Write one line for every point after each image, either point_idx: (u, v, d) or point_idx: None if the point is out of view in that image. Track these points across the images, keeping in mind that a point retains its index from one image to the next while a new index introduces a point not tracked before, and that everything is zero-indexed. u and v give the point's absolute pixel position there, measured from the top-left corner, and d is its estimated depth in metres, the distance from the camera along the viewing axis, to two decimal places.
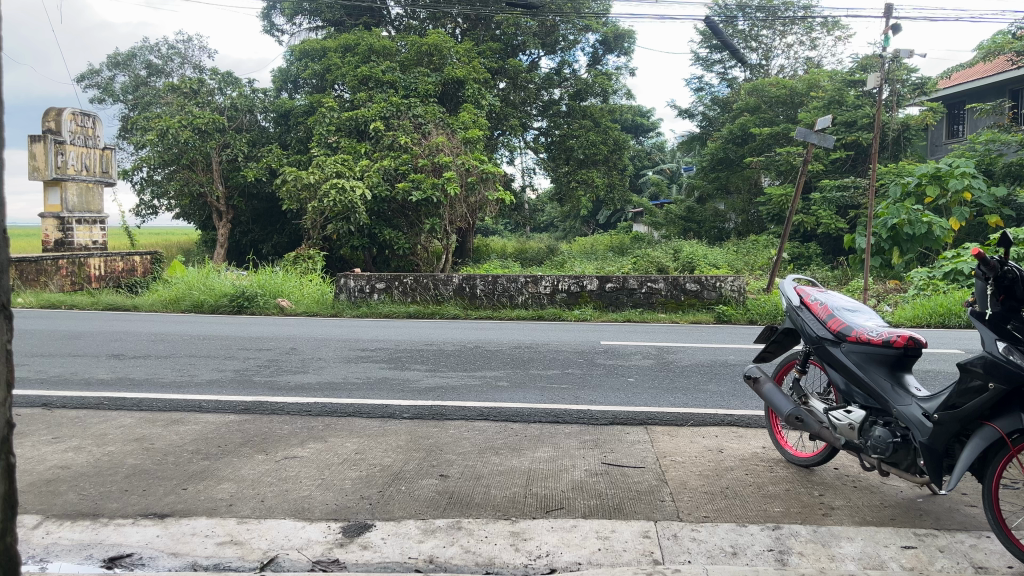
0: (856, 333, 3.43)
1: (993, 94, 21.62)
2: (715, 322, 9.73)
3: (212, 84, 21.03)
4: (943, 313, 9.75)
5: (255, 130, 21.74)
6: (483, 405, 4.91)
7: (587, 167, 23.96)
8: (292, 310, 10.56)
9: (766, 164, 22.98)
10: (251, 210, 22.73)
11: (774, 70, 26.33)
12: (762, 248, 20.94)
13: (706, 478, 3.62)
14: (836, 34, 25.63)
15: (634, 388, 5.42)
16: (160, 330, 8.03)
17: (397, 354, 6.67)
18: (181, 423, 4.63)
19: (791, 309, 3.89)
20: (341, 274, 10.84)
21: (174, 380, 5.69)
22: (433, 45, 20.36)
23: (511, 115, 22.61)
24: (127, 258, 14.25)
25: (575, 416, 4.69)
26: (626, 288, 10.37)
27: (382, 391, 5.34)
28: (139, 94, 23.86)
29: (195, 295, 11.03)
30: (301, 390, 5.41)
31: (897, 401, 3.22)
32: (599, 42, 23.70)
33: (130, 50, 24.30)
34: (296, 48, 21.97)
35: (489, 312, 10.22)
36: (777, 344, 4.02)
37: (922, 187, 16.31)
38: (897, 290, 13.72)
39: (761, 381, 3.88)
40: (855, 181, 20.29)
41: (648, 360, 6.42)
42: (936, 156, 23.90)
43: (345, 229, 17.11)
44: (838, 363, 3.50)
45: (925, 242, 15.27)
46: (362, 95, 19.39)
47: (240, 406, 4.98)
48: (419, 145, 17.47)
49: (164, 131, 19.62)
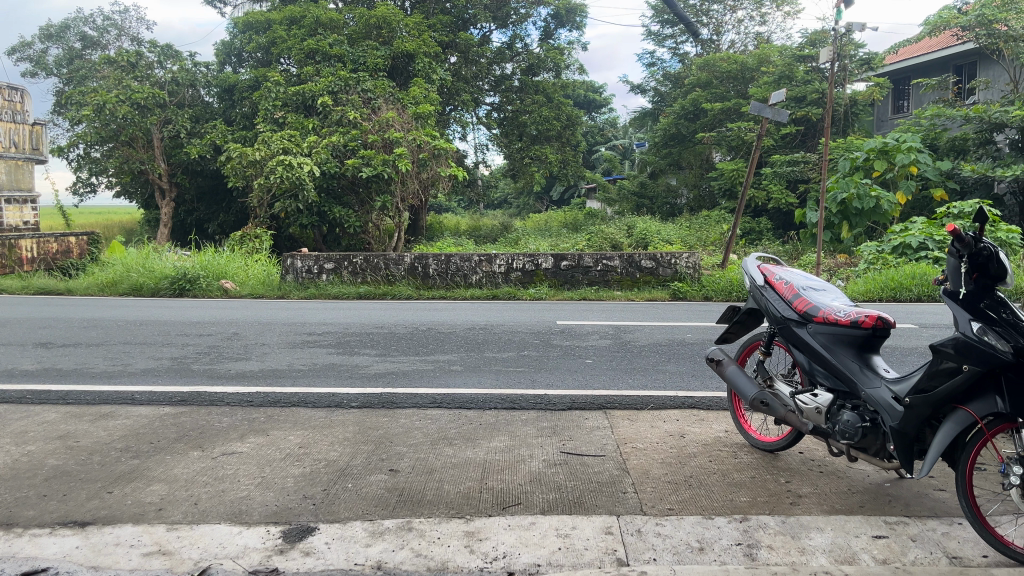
0: (824, 314, 3.29)
1: (937, 70, 21.94)
2: (671, 299, 9.65)
3: (151, 57, 20.15)
4: (895, 286, 9.78)
5: (198, 106, 20.97)
6: (435, 392, 4.69)
7: (540, 143, 23.76)
8: (237, 292, 10.16)
9: (718, 139, 23.03)
10: (196, 188, 21.97)
11: (725, 45, 26.33)
12: (714, 223, 21.00)
13: (670, 466, 3.47)
14: (785, 9, 25.72)
15: (592, 370, 5.26)
16: (93, 316, 7.60)
17: (346, 338, 6.39)
18: (110, 417, 4.31)
19: (754, 288, 3.74)
20: (288, 254, 10.50)
21: (105, 370, 5.34)
22: (382, 18, 19.80)
23: (463, 89, 22.17)
24: (62, 238, 13.55)
25: (532, 401, 4.50)
26: (581, 266, 10.21)
27: (329, 378, 5.09)
28: (73, 67, 22.79)
29: (134, 278, 10.53)
30: (243, 378, 5.12)
31: (866, 383, 3.10)
32: (551, 16, 23.37)
33: (63, 22, 23.18)
34: (239, 19, 21.23)
35: (442, 292, 9.98)
36: (739, 325, 3.87)
37: (870, 162, 16.48)
38: (848, 264, 13.84)
39: (724, 364, 3.74)
40: (805, 156, 20.41)
41: (605, 340, 6.26)
42: (882, 131, 24.28)
43: (293, 207, 16.59)
44: (804, 345, 3.37)
45: (873, 216, 15.41)
46: (308, 69, 18.79)
47: (176, 397, 4.67)
48: (369, 120, 17.00)
49: (101, 106, 18.77)
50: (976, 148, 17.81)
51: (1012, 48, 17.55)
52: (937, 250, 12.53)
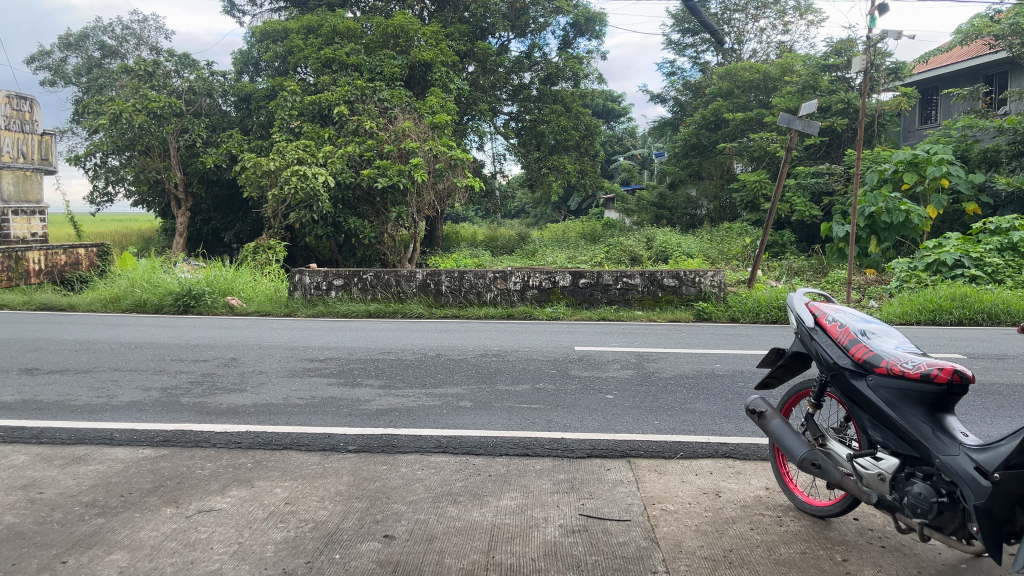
0: (887, 365, 2.82)
1: (968, 79, 21.32)
2: (695, 320, 9.16)
3: (168, 66, 19.94)
4: (934, 309, 9.21)
5: (215, 114, 20.73)
6: (441, 434, 4.26)
7: (558, 153, 23.34)
8: (243, 309, 9.81)
9: (740, 150, 22.50)
10: (212, 198, 21.71)
11: (746, 55, 25.85)
12: (736, 236, 20.42)
13: (705, 536, 3.01)
14: (809, 18, 25.21)
15: (613, 408, 4.79)
16: (88, 337, 7.25)
17: (349, 367, 5.96)
18: (82, 462, 3.92)
19: (802, 328, 3.29)
20: (296, 270, 10.14)
21: (88, 403, 4.96)
22: (400, 27, 19.51)
23: (481, 99, 21.78)
24: (70, 250, 13.27)
25: (548, 447, 4.06)
26: (600, 284, 9.77)
27: (326, 415, 4.66)
28: (91, 76, 22.68)
29: (138, 293, 10.22)
30: (234, 414, 4.71)
31: (940, 448, 2.64)
32: (570, 25, 23.00)
33: (82, 31, 23.07)
34: (256, 29, 21.01)
35: (455, 311, 9.56)
36: (783, 370, 3.42)
37: (899, 174, 15.90)
38: (879, 281, 13.30)
39: (768, 417, 3.28)
40: (829, 168, 19.83)
41: (628, 371, 5.79)
42: (909, 142, 23.69)
43: (308, 217, 16.26)
44: (863, 399, 2.91)
45: (903, 231, 14.73)
46: (325, 78, 18.49)
47: (157, 436, 4.27)
48: (385, 130, 16.67)
49: (117, 115, 18.54)
50: (1009, 160, 17.13)
51: None
52: (973, 267, 11.96)
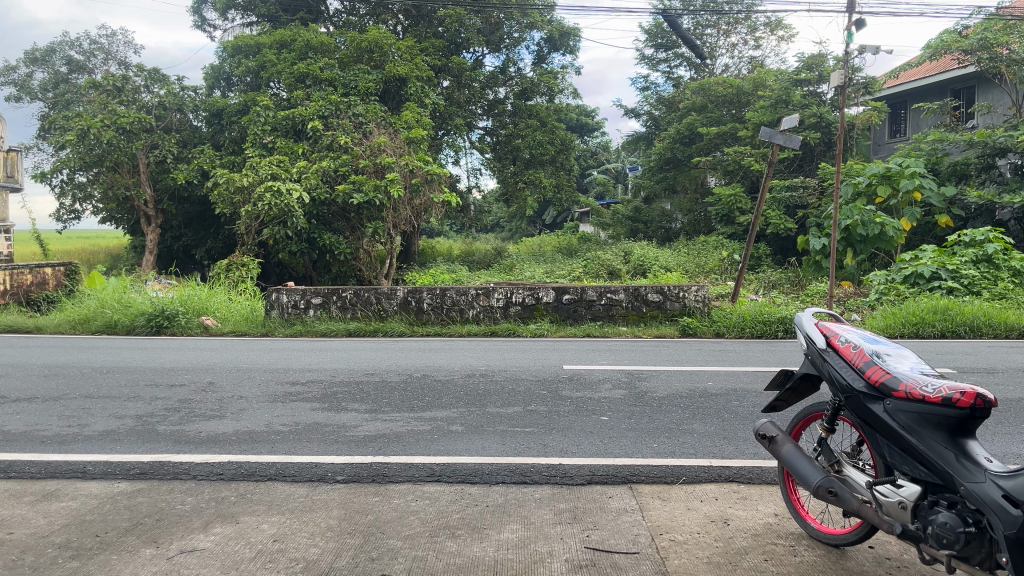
0: (905, 388, 2.71)
1: (936, 94, 21.67)
2: (681, 336, 9.06)
3: (137, 81, 19.62)
4: (916, 322, 9.21)
5: (186, 130, 20.45)
6: (433, 461, 4.09)
7: (534, 167, 23.31)
8: (218, 330, 9.55)
9: (714, 164, 22.61)
10: (184, 214, 21.36)
11: (719, 70, 26.05)
12: (712, 249, 20.47)
13: (718, 568, 2.88)
14: (779, 34, 25.47)
15: (610, 430, 4.65)
16: (57, 361, 6.96)
17: (333, 390, 5.76)
18: (54, 498, 3.69)
19: (813, 349, 3.19)
20: (273, 289, 9.90)
21: (59, 433, 4.72)
22: (374, 41, 19.37)
23: (456, 113, 21.67)
24: (37, 270, 12.91)
25: (545, 474, 3.91)
26: (584, 299, 9.66)
27: (312, 443, 4.46)
28: (58, 91, 22.24)
29: (109, 314, 9.93)
30: (215, 443, 4.51)
31: (964, 475, 2.53)
32: (544, 40, 23.04)
33: (49, 45, 22.60)
34: (227, 44, 20.70)
35: (437, 329, 9.39)
36: (792, 393, 3.32)
37: (873, 187, 16.04)
38: (857, 294, 13.37)
39: (779, 442, 3.16)
40: (804, 181, 19.95)
41: (621, 391, 5.65)
42: (879, 155, 24.02)
43: (282, 234, 15.98)
44: (881, 424, 2.80)
45: (879, 243, 14.80)
46: (299, 93, 18.27)
47: (133, 469, 4.06)
48: (360, 145, 16.49)
49: (85, 131, 18.15)
50: (979, 172, 17.33)
51: (1013, 72, 17.12)
52: (950, 279, 12.04)
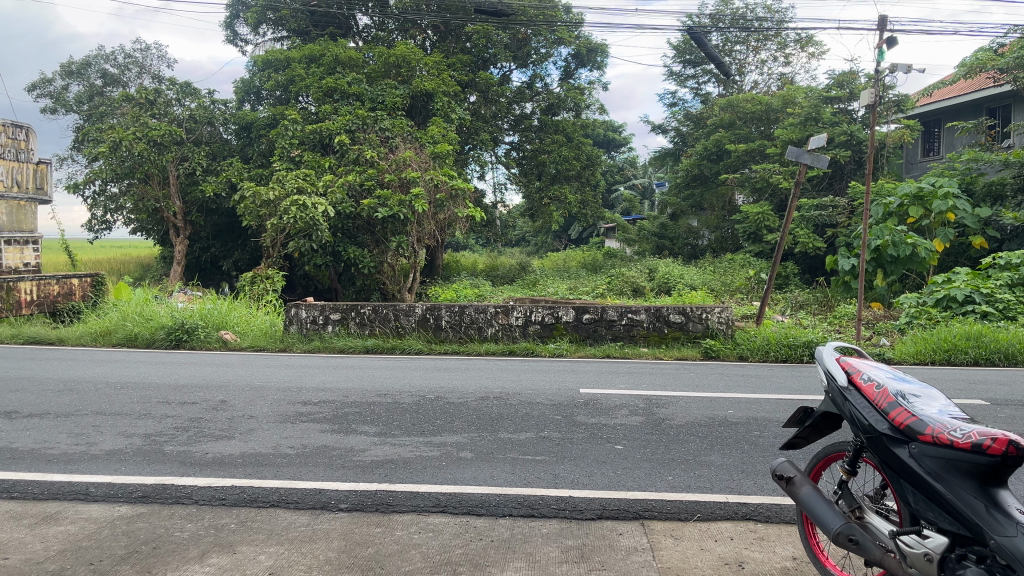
0: (933, 432, 2.55)
1: (970, 112, 21.27)
2: (703, 358, 8.88)
3: (170, 94, 19.88)
4: (948, 348, 8.93)
5: (216, 143, 20.68)
6: (439, 491, 3.97)
7: (559, 183, 23.26)
8: (238, 345, 9.54)
9: (742, 181, 22.36)
10: (211, 226, 21.57)
11: (747, 86, 25.84)
12: (739, 268, 20.18)
13: None
14: (810, 51, 25.20)
15: (624, 461, 4.50)
16: (73, 376, 6.95)
17: (344, 411, 5.67)
18: (53, 522, 3.63)
19: (834, 387, 3.03)
20: (292, 304, 9.89)
21: (67, 452, 4.67)
22: (401, 57, 19.45)
23: (482, 129, 21.66)
24: (64, 280, 13.01)
25: (554, 507, 3.78)
26: (605, 319, 9.51)
27: (317, 468, 4.36)
28: (93, 104, 22.60)
29: (130, 327, 9.96)
30: (221, 465, 4.43)
31: (996, 528, 2.37)
32: (571, 56, 23.02)
33: (84, 59, 22.98)
34: (257, 59, 20.87)
35: (455, 347, 9.29)
36: (811, 431, 3.17)
37: (904, 208, 15.74)
38: (887, 316, 13.09)
39: (797, 483, 2.99)
40: (833, 200, 19.63)
41: (637, 418, 5.50)
42: (911, 174, 23.63)
43: (307, 247, 15.97)
44: (906, 469, 2.64)
45: (909, 264, 14.47)
46: (326, 108, 18.37)
47: (135, 492, 3.99)
48: (386, 160, 16.53)
49: (117, 143, 18.37)
50: (1014, 194, 16.88)
51: None
52: (984, 303, 11.70)
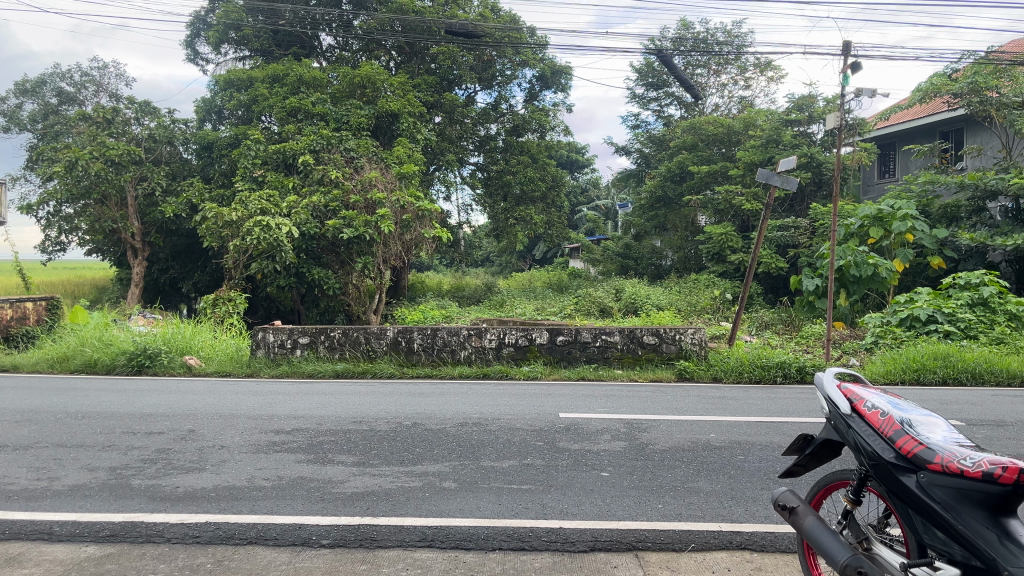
0: (942, 460, 2.50)
1: (924, 136, 21.86)
2: (677, 380, 8.84)
3: (128, 113, 19.49)
4: (917, 368, 9.03)
5: (175, 162, 20.32)
6: (424, 524, 3.83)
7: (525, 204, 23.31)
8: (202, 370, 9.27)
9: (705, 203, 22.60)
10: (171, 247, 21.12)
11: (709, 109, 26.21)
12: (703, 288, 20.32)
13: None
14: (769, 74, 25.69)
15: (611, 489, 4.40)
16: (30, 406, 6.64)
17: (318, 440, 5.50)
18: (14, 564, 3.42)
19: (836, 414, 3.00)
20: (259, 328, 9.65)
21: (27, 487, 4.43)
22: (367, 77, 19.35)
23: (448, 149, 21.59)
24: (17, 304, 12.53)
25: (545, 539, 3.67)
26: (578, 341, 9.45)
27: (295, 502, 4.19)
28: (47, 123, 22.04)
29: (89, 353, 9.63)
30: (193, 499, 4.23)
31: (1009, 559, 2.32)
32: (536, 78, 23.15)
33: (39, 77, 22.45)
34: (219, 78, 20.56)
35: (427, 371, 9.13)
36: (811, 458, 3.12)
37: (865, 229, 16.00)
38: (853, 336, 13.26)
39: (800, 513, 2.93)
40: (796, 221, 19.91)
41: (620, 443, 5.41)
42: (869, 195, 24.16)
43: (271, 268, 15.65)
44: (914, 498, 2.59)
45: (871, 284, 14.66)
46: (290, 128, 18.14)
47: (103, 530, 3.78)
48: (352, 180, 16.36)
49: (73, 163, 17.87)
50: (969, 215, 17.26)
51: (1004, 115, 17.17)
52: (946, 323, 11.88)
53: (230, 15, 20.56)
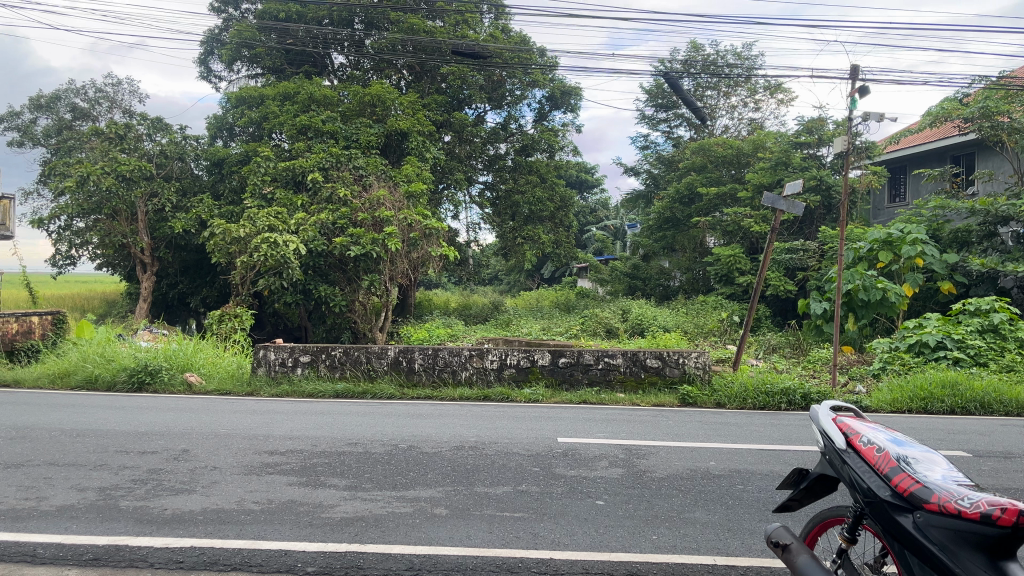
0: (938, 500, 2.42)
1: (934, 160, 21.78)
2: (680, 405, 8.73)
3: (141, 129, 19.64)
4: (924, 396, 8.89)
5: (186, 178, 20.46)
6: (412, 552, 3.76)
7: (533, 224, 23.32)
8: (202, 388, 9.22)
9: (713, 224, 22.52)
10: (179, 262, 21.19)
11: (718, 130, 26.21)
12: (711, 309, 20.18)
13: None
14: (778, 97, 25.69)
15: (605, 518, 4.31)
16: (26, 422, 6.61)
17: (312, 462, 5.43)
18: None
19: (831, 448, 2.92)
20: (260, 345, 9.62)
21: (14, 507, 4.38)
22: (377, 96, 19.43)
23: (457, 168, 21.63)
24: (23, 318, 12.52)
25: (533, 570, 3.58)
26: (580, 364, 9.37)
27: (283, 526, 4.11)
28: (61, 138, 22.22)
29: (90, 368, 9.61)
30: (180, 523, 4.16)
31: None
32: (546, 98, 23.22)
33: (54, 92, 22.66)
34: (231, 95, 20.70)
35: (427, 391, 9.06)
36: (805, 493, 3.05)
37: (874, 253, 15.83)
38: (861, 361, 13.13)
39: (792, 549, 2.85)
40: (804, 244, 19.80)
41: (617, 470, 5.32)
42: (879, 219, 24.06)
43: (277, 284, 15.64)
44: (910, 539, 2.50)
45: (880, 308, 14.49)
46: (300, 145, 18.22)
47: (86, 553, 3.72)
48: (359, 198, 16.37)
49: (84, 178, 17.94)
50: (979, 240, 17.08)
51: (1014, 140, 17.11)
52: (956, 349, 11.74)
53: (244, 33, 20.74)
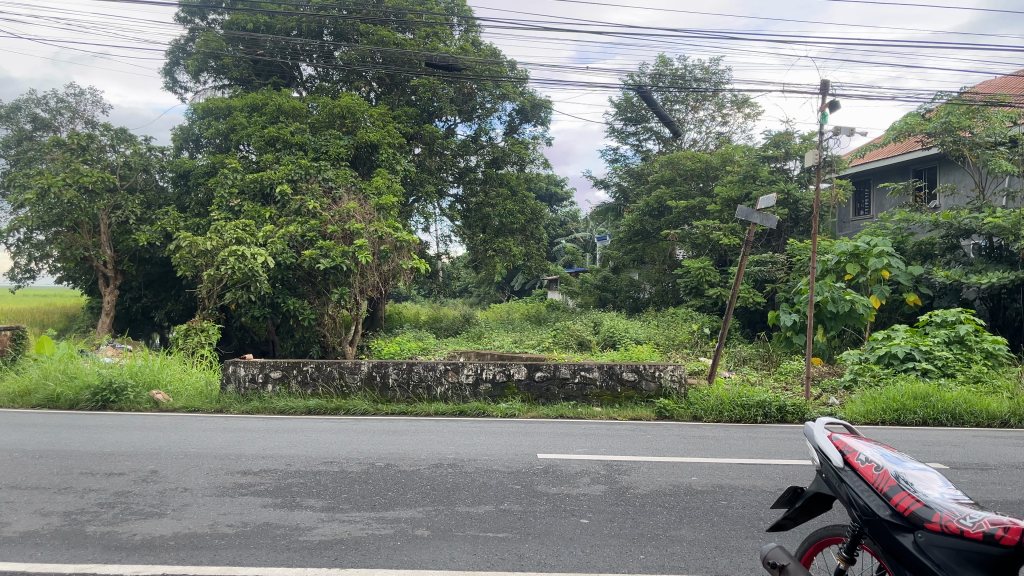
0: (940, 519, 2.38)
1: (898, 174, 22.16)
2: (657, 419, 8.69)
3: (103, 140, 19.23)
4: (897, 408, 8.95)
5: (151, 190, 20.08)
6: None
7: (504, 236, 23.28)
8: (169, 406, 8.98)
9: (683, 237, 22.69)
10: (144, 275, 20.79)
11: (687, 144, 26.46)
12: (681, 322, 20.22)
13: None
14: (746, 111, 26.02)
15: (592, 537, 4.23)
16: None
17: (287, 482, 5.28)
18: None
19: (828, 466, 2.88)
20: (230, 361, 9.41)
21: None
22: (347, 108, 19.27)
23: (428, 180, 21.52)
24: None
25: None
26: (557, 378, 9.30)
27: (259, 551, 3.96)
28: (21, 149, 21.72)
29: (52, 386, 9.31)
30: (151, 549, 4.00)
31: None
32: (516, 111, 23.27)
33: (14, 102, 22.17)
34: (197, 106, 20.42)
35: (402, 407, 8.91)
36: (801, 512, 3.00)
37: (841, 265, 16.00)
38: (831, 373, 13.26)
39: (791, 570, 2.79)
40: (772, 256, 20.05)
41: (600, 487, 5.25)
42: (845, 232, 24.42)
43: (245, 298, 15.33)
44: (910, 559, 2.45)
45: (848, 320, 14.61)
46: (268, 157, 17.98)
47: None
48: (329, 211, 16.18)
49: (45, 190, 17.46)
50: (943, 253, 17.36)
51: (976, 154, 17.43)
52: (923, 360, 11.87)
53: (210, 44, 20.49)
